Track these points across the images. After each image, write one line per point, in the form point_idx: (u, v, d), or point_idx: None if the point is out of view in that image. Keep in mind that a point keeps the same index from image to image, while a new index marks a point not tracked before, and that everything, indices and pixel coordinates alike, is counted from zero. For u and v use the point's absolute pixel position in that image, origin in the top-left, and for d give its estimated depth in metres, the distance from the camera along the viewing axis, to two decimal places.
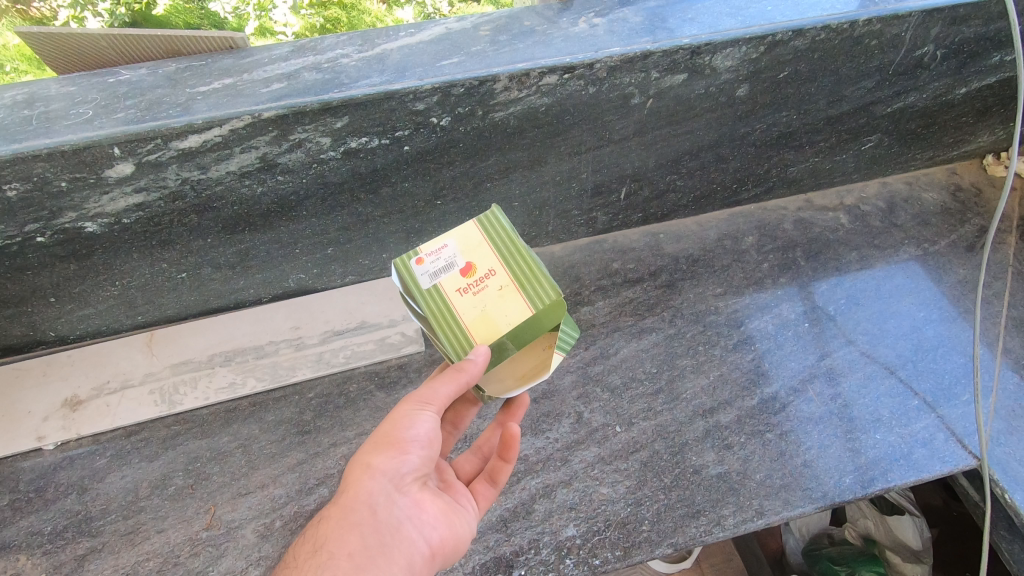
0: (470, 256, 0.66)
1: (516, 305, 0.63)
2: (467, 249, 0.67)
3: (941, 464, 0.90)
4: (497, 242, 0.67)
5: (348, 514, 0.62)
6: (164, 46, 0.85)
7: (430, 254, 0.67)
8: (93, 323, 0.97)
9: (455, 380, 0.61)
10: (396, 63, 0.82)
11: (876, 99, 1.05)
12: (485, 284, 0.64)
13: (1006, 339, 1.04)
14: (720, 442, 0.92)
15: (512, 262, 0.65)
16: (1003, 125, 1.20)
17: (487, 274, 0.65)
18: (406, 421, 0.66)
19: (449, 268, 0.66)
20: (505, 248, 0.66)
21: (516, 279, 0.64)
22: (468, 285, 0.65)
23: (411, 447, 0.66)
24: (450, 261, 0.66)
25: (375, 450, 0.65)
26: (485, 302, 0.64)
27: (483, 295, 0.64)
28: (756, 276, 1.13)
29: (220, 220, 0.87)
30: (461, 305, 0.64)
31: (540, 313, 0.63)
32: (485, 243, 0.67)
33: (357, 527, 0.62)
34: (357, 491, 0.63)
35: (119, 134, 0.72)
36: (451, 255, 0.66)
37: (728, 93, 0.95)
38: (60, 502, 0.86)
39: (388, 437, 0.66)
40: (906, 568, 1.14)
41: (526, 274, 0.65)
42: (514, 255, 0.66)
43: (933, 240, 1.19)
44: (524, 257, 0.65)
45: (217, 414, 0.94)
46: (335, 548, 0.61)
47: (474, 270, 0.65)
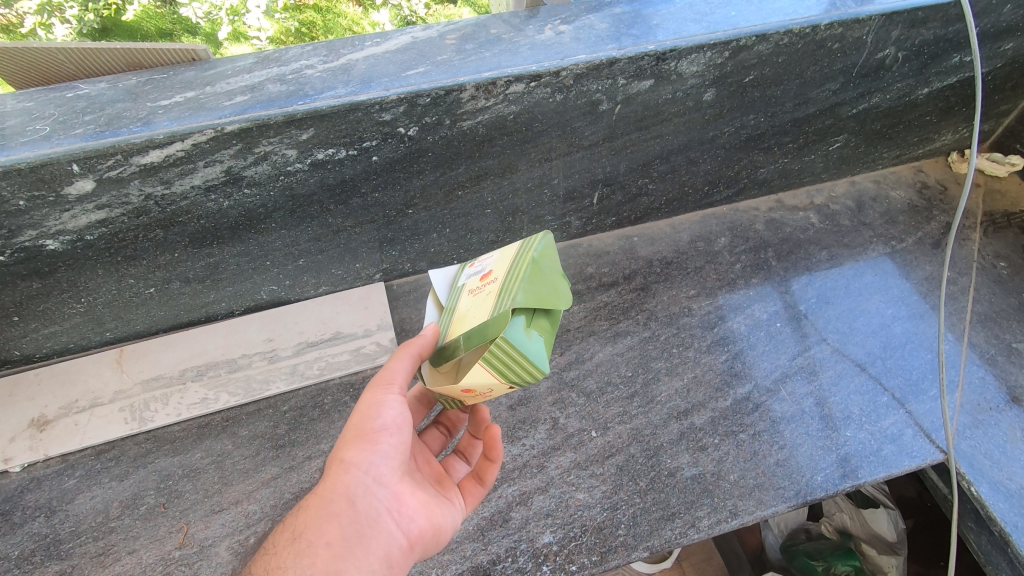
0: (497, 266, 0.64)
1: (485, 310, 0.59)
2: (500, 261, 0.65)
3: (910, 459, 0.92)
4: (519, 258, 0.62)
5: (325, 506, 0.62)
6: (125, 60, 0.83)
7: (478, 262, 0.68)
8: (60, 341, 0.95)
9: (406, 354, 0.64)
10: (361, 73, 0.82)
11: (841, 100, 1.06)
12: (482, 289, 0.62)
13: (972, 334, 1.06)
14: (694, 444, 0.93)
15: (512, 273, 0.61)
16: (967, 123, 1.23)
17: (492, 280, 0.62)
18: (374, 410, 0.66)
19: (479, 274, 0.65)
20: (518, 264, 0.61)
21: (503, 289, 0.60)
22: (477, 288, 0.64)
23: (382, 437, 0.65)
24: (481, 267, 0.66)
25: (347, 444, 0.65)
26: (472, 304, 0.62)
27: (476, 297, 0.63)
28: (729, 277, 1.15)
29: (187, 233, 0.86)
30: (462, 302, 0.64)
31: (491, 321, 0.57)
32: (513, 257, 0.64)
33: (335, 517, 0.62)
34: (333, 484, 0.63)
35: (77, 150, 0.71)
36: (485, 265, 0.66)
37: (695, 97, 0.96)
38: (28, 525, 0.84)
39: (358, 428, 0.65)
40: (882, 561, 1.16)
41: (510, 285, 0.59)
42: (516, 268, 0.61)
43: (900, 238, 1.21)
44: (519, 272, 0.60)
45: (190, 431, 0.93)
46: (314, 536, 0.61)
47: (489, 276, 0.63)
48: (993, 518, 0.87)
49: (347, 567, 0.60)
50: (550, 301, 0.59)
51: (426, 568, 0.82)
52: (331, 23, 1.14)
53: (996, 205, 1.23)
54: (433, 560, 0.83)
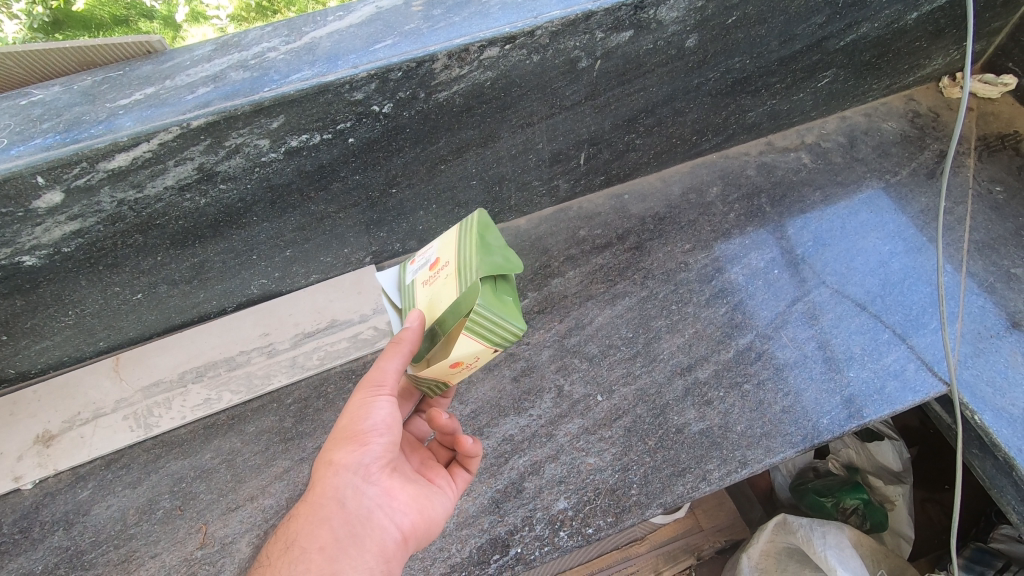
0: (440, 251, 0.66)
1: (450, 290, 0.61)
2: (442, 246, 0.67)
3: (913, 394, 0.93)
4: (461, 237, 0.65)
5: (316, 510, 0.62)
6: (77, 59, 0.79)
7: (421, 254, 0.70)
8: (54, 355, 0.93)
9: (394, 352, 0.63)
10: (326, 51, 0.78)
11: (828, 34, 1.03)
12: (438, 274, 0.64)
13: (970, 264, 1.05)
14: (700, 399, 0.94)
15: (462, 251, 0.62)
16: (957, 45, 1.19)
17: (443, 264, 0.64)
18: (362, 411, 0.65)
19: (425, 264, 0.68)
20: (465, 238, 0.64)
21: (459, 267, 0.62)
22: (428, 277, 0.65)
23: (371, 437, 0.65)
24: (427, 258, 0.68)
25: (336, 445, 0.64)
26: (435, 290, 0.63)
27: (433, 284, 0.64)
28: (723, 227, 1.13)
29: (167, 236, 0.84)
30: (421, 295, 0.65)
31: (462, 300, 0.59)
32: (456, 235, 0.66)
33: (326, 521, 0.62)
34: (323, 488, 0.63)
35: (39, 161, 0.68)
36: (429, 252, 0.68)
37: (678, 45, 0.92)
38: (48, 540, 0.85)
39: (346, 431, 0.64)
40: (889, 491, 1.18)
41: (468, 261, 0.61)
42: (464, 246, 0.63)
43: (894, 171, 1.19)
44: (473, 244, 0.62)
45: (196, 432, 0.93)
46: (307, 542, 0.61)
47: (437, 263, 0.65)
48: (997, 445, 0.88)
49: (342, 569, 0.60)
50: (506, 267, 0.62)
51: (446, 544, 0.84)
52: None
53: (990, 128, 1.21)
54: (451, 536, 0.84)
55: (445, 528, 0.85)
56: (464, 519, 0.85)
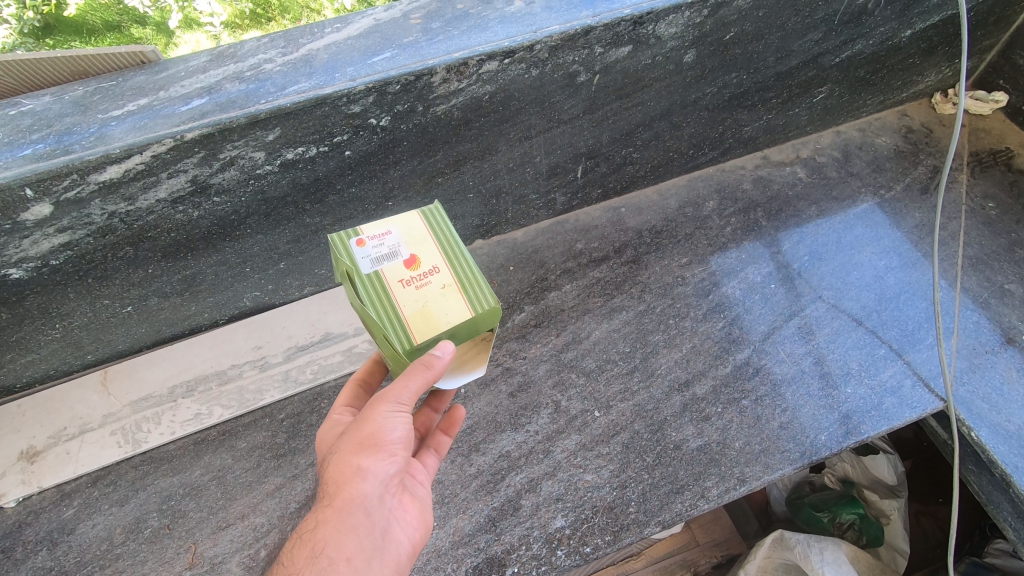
0: (414, 249, 0.64)
1: (455, 305, 0.61)
2: (412, 242, 0.65)
3: (910, 410, 0.93)
4: (442, 240, 0.66)
5: (343, 519, 0.59)
6: (69, 69, 0.78)
7: (373, 237, 0.64)
8: (40, 369, 0.91)
9: (420, 375, 0.56)
10: (324, 64, 0.77)
11: (823, 50, 1.03)
12: (427, 280, 0.62)
13: (964, 279, 1.06)
14: (698, 415, 0.93)
15: (457, 264, 0.64)
16: (949, 62, 1.20)
17: (430, 270, 0.63)
18: (390, 421, 0.62)
19: (392, 257, 0.63)
20: (450, 247, 0.65)
21: (459, 281, 0.63)
22: (410, 278, 0.62)
23: (397, 447, 0.63)
24: (394, 249, 0.63)
25: (361, 451, 0.61)
26: (425, 297, 0.61)
27: (422, 291, 0.61)
28: (720, 240, 1.13)
29: (158, 248, 0.82)
30: (401, 295, 0.61)
31: (479, 319, 0.61)
32: (431, 239, 0.65)
33: (353, 530, 0.59)
34: (350, 496, 0.59)
35: (28, 173, 0.66)
36: (395, 245, 0.63)
37: (676, 60, 0.92)
38: (30, 560, 0.82)
39: (373, 438, 0.61)
40: (884, 505, 1.18)
41: (471, 276, 0.63)
42: (459, 257, 0.64)
43: (888, 186, 1.19)
44: (468, 258, 0.64)
45: (186, 448, 0.91)
46: (334, 552, 0.58)
47: (418, 263, 0.63)
48: (994, 461, 0.88)
49: None
50: None
51: (442, 564, 0.82)
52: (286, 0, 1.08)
53: (982, 144, 1.22)
54: (447, 555, 0.83)
55: (440, 546, 0.83)
56: (459, 538, 0.84)
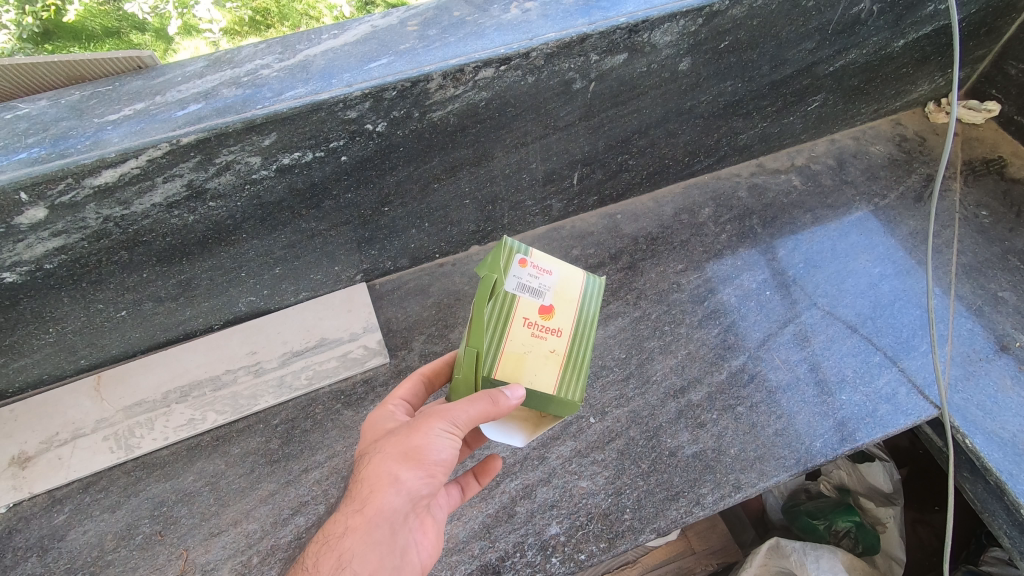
0: (557, 302, 0.63)
1: (547, 373, 0.62)
2: (559, 294, 0.64)
3: (905, 417, 0.93)
4: (584, 314, 0.65)
5: (369, 531, 0.59)
6: (66, 73, 0.78)
7: (535, 265, 0.62)
8: (33, 373, 0.91)
9: (483, 405, 0.57)
10: (320, 70, 0.77)
11: (817, 59, 1.04)
12: (546, 336, 0.62)
13: (958, 287, 1.06)
14: (693, 421, 0.93)
15: (577, 344, 0.64)
16: (942, 72, 1.21)
17: (555, 330, 0.63)
18: (435, 440, 0.60)
19: (536, 295, 0.62)
20: (584, 325, 0.65)
21: (567, 359, 0.64)
22: (535, 324, 0.62)
23: (435, 470, 0.61)
24: (541, 291, 0.62)
25: (399, 466, 0.60)
26: (533, 348, 0.62)
27: (538, 343, 0.62)
28: (716, 247, 1.13)
29: (154, 252, 0.82)
30: (516, 330, 0.61)
31: (554, 401, 0.63)
32: (576, 305, 0.65)
33: (377, 545, 0.60)
34: (381, 508, 0.60)
35: (23, 177, 0.66)
36: (547, 288, 0.62)
37: (671, 68, 0.93)
38: (20, 566, 0.82)
39: (414, 456, 0.60)
40: (880, 513, 1.17)
41: (577, 362, 0.65)
42: (583, 339, 0.65)
43: (882, 194, 1.20)
44: (587, 346, 0.65)
45: (179, 453, 0.90)
46: (357, 565, 0.58)
47: (551, 316, 0.63)
48: (989, 469, 0.88)
49: None
50: None
51: (435, 572, 0.81)
52: (286, 7, 1.08)
53: (975, 153, 1.23)
54: (441, 562, 0.82)
55: None
56: (454, 545, 0.84)
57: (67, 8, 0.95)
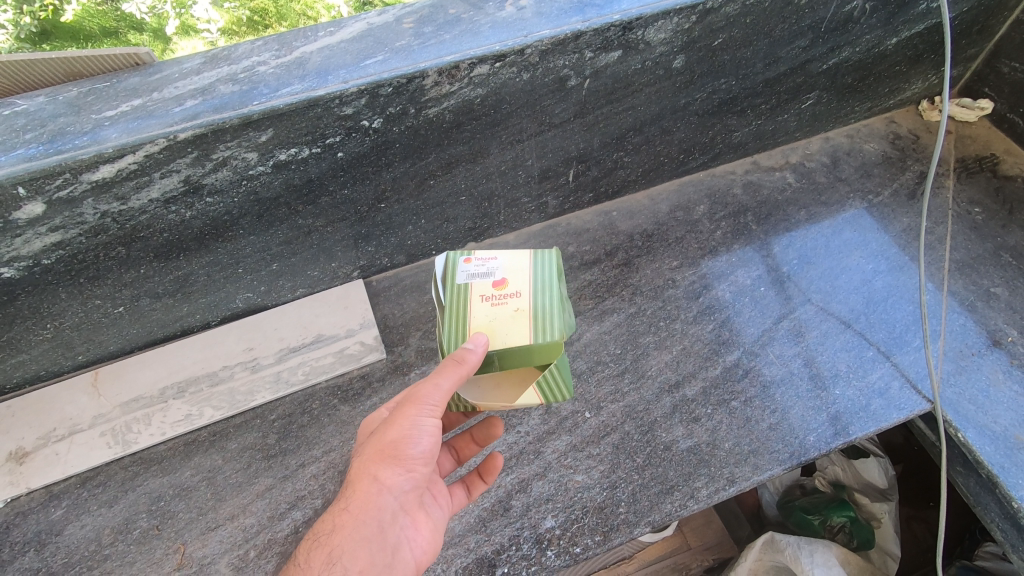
0: (509, 274, 0.71)
1: (519, 328, 0.67)
2: (510, 269, 0.72)
3: (898, 411, 0.94)
4: (539, 274, 0.71)
5: (358, 528, 0.62)
6: (63, 69, 0.78)
7: (478, 259, 0.72)
8: (30, 369, 0.91)
9: (452, 371, 0.62)
10: (317, 66, 0.78)
11: (811, 57, 1.05)
12: (505, 302, 0.69)
13: (950, 282, 1.07)
14: (688, 416, 0.94)
15: (540, 296, 0.69)
16: (935, 70, 1.22)
17: (513, 294, 0.69)
18: (411, 434, 0.64)
19: (486, 276, 0.71)
20: (541, 280, 0.70)
21: (534, 311, 0.68)
22: (491, 295, 0.69)
23: (415, 463, 0.64)
24: (489, 270, 0.71)
25: (381, 463, 0.64)
26: (497, 315, 0.68)
27: (498, 308, 0.68)
28: (711, 244, 1.14)
29: (151, 248, 0.82)
30: (477, 307, 0.69)
31: (536, 349, 0.67)
32: (529, 271, 0.71)
33: (366, 541, 0.62)
34: (366, 505, 0.63)
35: (21, 172, 0.67)
36: (493, 267, 0.71)
37: (665, 65, 0.93)
38: (18, 561, 0.82)
39: (393, 452, 0.64)
40: (875, 508, 1.17)
41: (545, 311, 0.68)
42: (545, 290, 0.69)
43: (876, 191, 1.21)
44: (553, 297, 0.69)
45: (176, 449, 0.91)
46: (348, 563, 0.61)
47: (504, 285, 0.70)
48: (980, 462, 0.89)
49: None
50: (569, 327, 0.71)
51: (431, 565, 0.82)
52: (283, 7, 1.08)
53: (968, 150, 1.24)
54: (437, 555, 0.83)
55: None
56: (450, 538, 0.84)
57: (64, 8, 0.96)
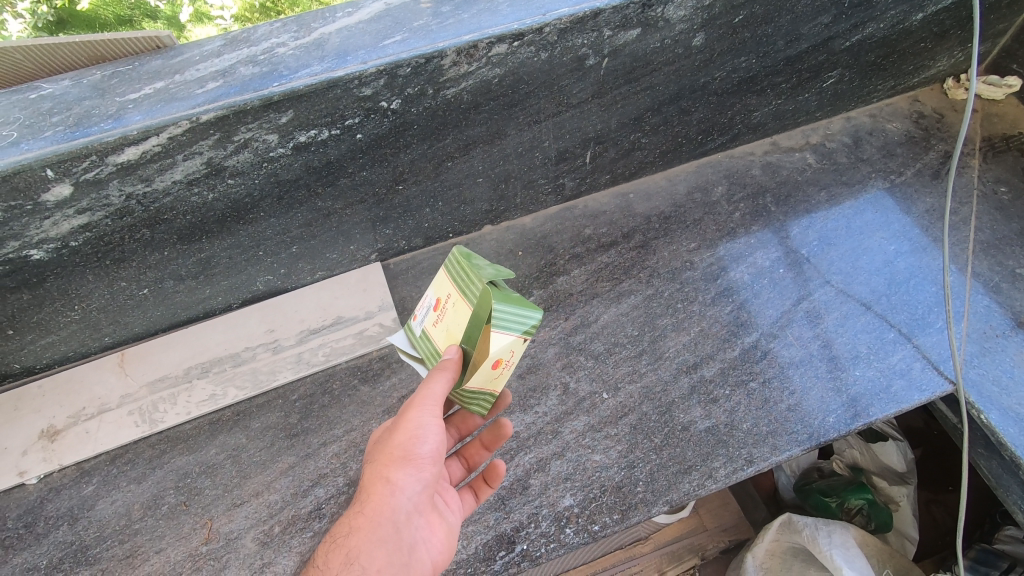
0: (435, 289, 0.69)
1: (463, 314, 0.64)
2: (433, 285, 0.70)
3: (920, 393, 0.93)
4: (447, 263, 0.67)
5: (374, 529, 0.63)
6: (87, 53, 0.79)
7: (419, 306, 0.73)
8: (59, 350, 0.94)
9: (441, 374, 0.63)
10: (336, 47, 0.78)
11: (833, 34, 1.03)
12: (446, 310, 0.67)
13: (975, 264, 1.05)
14: (706, 397, 0.94)
15: (456, 276, 0.65)
16: (962, 47, 1.19)
17: (444, 298, 0.67)
18: (418, 435, 0.65)
19: (428, 309, 0.70)
20: (451, 264, 0.67)
21: (460, 290, 0.65)
22: (438, 317, 0.68)
23: (425, 463, 0.65)
24: (427, 303, 0.70)
25: (391, 465, 0.65)
26: (449, 325, 0.66)
27: (444, 319, 0.67)
28: (729, 226, 1.13)
29: (174, 230, 0.84)
30: (437, 336, 0.68)
31: (477, 313, 0.62)
32: (442, 270, 0.68)
33: (382, 541, 0.63)
34: (379, 506, 0.64)
35: (49, 155, 0.68)
36: (426, 299, 0.71)
37: (685, 43, 0.92)
38: (52, 534, 0.85)
39: (403, 453, 0.65)
40: (893, 492, 1.18)
41: (466, 283, 0.64)
42: (457, 268, 0.65)
43: (899, 171, 1.19)
44: (464, 266, 0.65)
45: (202, 428, 0.93)
46: (366, 563, 0.62)
47: (438, 301, 0.68)
48: (1004, 444, 0.88)
49: None
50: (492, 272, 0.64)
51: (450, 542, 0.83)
52: None
53: (994, 129, 1.21)
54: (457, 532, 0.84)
55: None
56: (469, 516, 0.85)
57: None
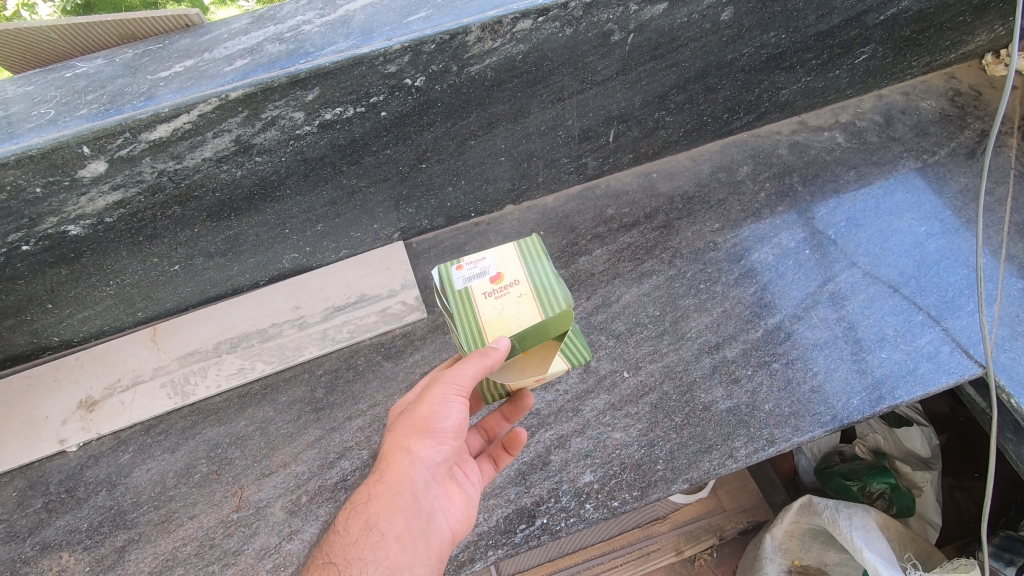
0: (501, 267, 0.70)
1: (529, 310, 0.66)
2: (500, 262, 0.70)
3: (948, 375, 0.91)
4: (528, 259, 0.71)
5: (393, 497, 0.64)
6: (118, 32, 0.80)
7: (469, 262, 0.71)
8: (95, 324, 0.97)
9: (478, 360, 0.61)
10: (361, 24, 0.78)
11: (867, 8, 1.00)
12: (507, 292, 0.68)
13: (1010, 245, 1.02)
14: (728, 377, 0.93)
15: (535, 277, 0.69)
16: (1003, 21, 1.15)
17: (511, 283, 0.68)
18: (439, 410, 0.66)
19: (482, 275, 0.69)
20: (533, 264, 0.70)
21: (536, 290, 0.68)
22: (493, 290, 0.68)
23: (445, 436, 0.66)
24: (484, 269, 0.69)
25: (412, 436, 0.66)
26: (505, 307, 0.67)
27: (502, 297, 0.67)
28: (754, 206, 1.11)
29: (204, 208, 0.85)
30: (484, 304, 0.67)
31: (549, 322, 0.65)
32: (518, 260, 0.71)
33: (402, 509, 0.64)
34: (399, 475, 0.65)
35: (85, 132, 0.70)
36: (485, 265, 0.70)
37: (712, 18, 0.90)
38: (92, 499, 0.88)
39: (423, 425, 0.66)
40: (917, 477, 1.16)
41: (546, 288, 0.67)
42: (539, 272, 0.69)
43: (932, 150, 1.16)
44: (547, 274, 0.69)
45: (231, 400, 0.96)
46: (385, 528, 0.63)
47: (501, 278, 0.69)
48: None
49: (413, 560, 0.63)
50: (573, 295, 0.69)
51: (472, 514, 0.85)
52: None
53: None
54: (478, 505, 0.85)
55: None
56: (491, 489, 0.87)
57: None
